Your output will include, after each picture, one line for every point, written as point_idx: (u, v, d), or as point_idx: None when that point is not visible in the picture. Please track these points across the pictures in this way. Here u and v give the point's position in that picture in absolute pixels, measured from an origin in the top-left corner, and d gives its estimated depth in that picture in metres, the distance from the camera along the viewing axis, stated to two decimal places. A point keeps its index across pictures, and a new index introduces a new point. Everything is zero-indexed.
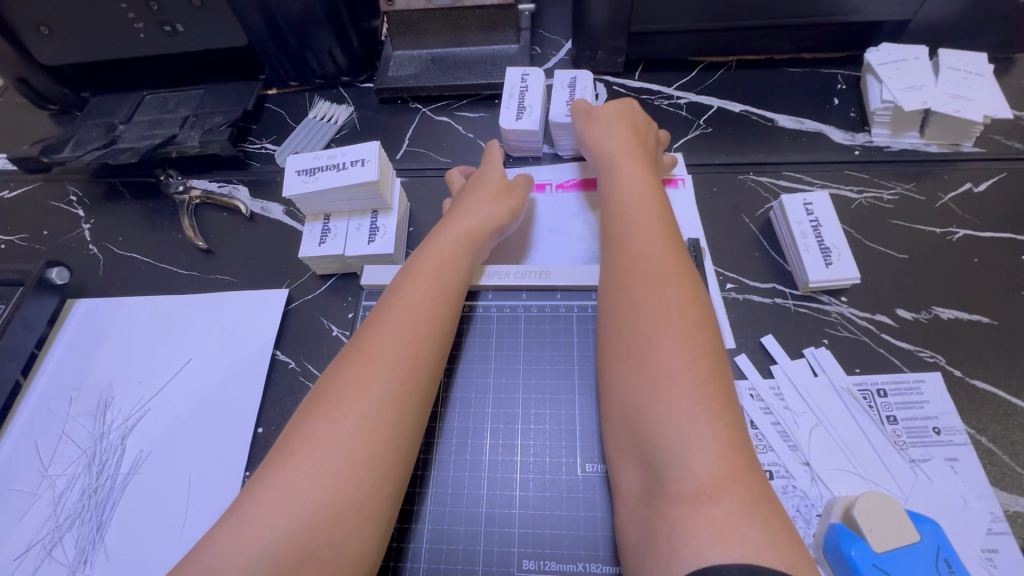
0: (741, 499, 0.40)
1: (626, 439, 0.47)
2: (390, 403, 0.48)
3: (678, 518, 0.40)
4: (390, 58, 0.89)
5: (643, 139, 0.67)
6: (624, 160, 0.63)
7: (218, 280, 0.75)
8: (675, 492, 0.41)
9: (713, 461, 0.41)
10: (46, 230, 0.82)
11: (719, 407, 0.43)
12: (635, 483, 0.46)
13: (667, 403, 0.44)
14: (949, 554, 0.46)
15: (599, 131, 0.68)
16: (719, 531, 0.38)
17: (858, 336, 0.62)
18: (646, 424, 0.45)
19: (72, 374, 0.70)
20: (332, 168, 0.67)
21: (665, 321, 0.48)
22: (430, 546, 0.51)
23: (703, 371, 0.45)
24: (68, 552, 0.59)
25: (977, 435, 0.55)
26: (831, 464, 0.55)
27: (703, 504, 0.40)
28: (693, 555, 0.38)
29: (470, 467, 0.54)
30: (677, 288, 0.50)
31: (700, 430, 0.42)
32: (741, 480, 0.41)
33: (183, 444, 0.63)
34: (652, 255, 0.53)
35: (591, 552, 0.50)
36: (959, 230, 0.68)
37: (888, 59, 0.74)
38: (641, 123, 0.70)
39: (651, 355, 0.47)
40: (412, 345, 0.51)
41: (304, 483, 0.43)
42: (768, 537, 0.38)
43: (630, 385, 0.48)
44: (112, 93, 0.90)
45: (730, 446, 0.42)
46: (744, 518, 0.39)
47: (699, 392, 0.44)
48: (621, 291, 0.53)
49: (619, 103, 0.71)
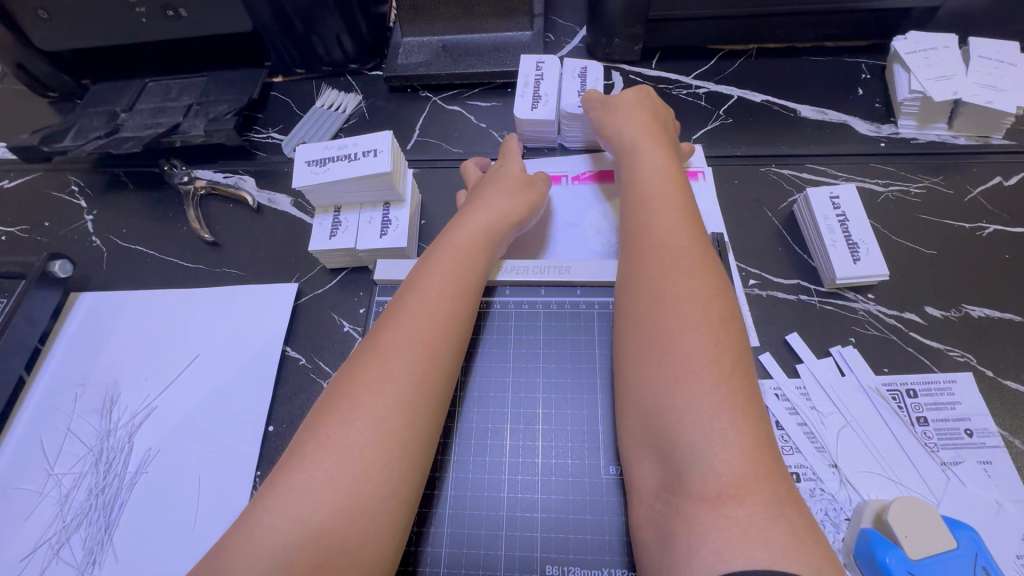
0: (766, 501, 0.37)
1: (642, 434, 0.44)
2: (404, 404, 0.46)
3: (697, 518, 0.37)
4: (399, 44, 0.86)
5: (663, 127, 0.65)
6: (643, 148, 0.60)
7: (225, 273, 0.73)
8: (695, 491, 0.38)
9: (737, 460, 0.38)
10: (47, 221, 0.80)
11: (744, 403, 0.40)
12: (651, 480, 0.43)
13: (689, 398, 0.41)
14: (988, 561, 0.45)
15: (616, 117, 0.65)
16: (742, 533, 0.36)
17: (886, 335, 0.60)
18: (664, 418, 0.42)
19: (77, 371, 0.68)
20: (344, 159, 0.65)
21: (686, 313, 0.45)
22: (449, 550, 0.50)
23: (727, 366, 0.42)
24: (76, 553, 0.57)
25: (1009, 437, 0.54)
26: (860, 467, 0.53)
27: (725, 504, 0.37)
28: (713, 558, 0.35)
29: (490, 469, 0.53)
30: (702, 279, 0.47)
31: (724, 427, 0.39)
32: (766, 481, 0.38)
33: (191, 442, 0.62)
34: (674, 244, 0.50)
35: (615, 557, 0.48)
36: (989, 226, 0.66)
37: (917, 47, 0.72)
38: (660, 111, 0.67)
39: (671, 347, 0.44)
40: (425, 343, 0.49)
41: (318, 488, 0.41)
42: (796, 541, 0.35)
43: (647, 377, 0.44)
44: (114, 80, 0.87)
45: (756, 444, 0.39)
46: (769, 521, 0.36)
47: (723, 388, 0.41)
48: (640, 281, 0.49)
49: (639, 90, 0.68)
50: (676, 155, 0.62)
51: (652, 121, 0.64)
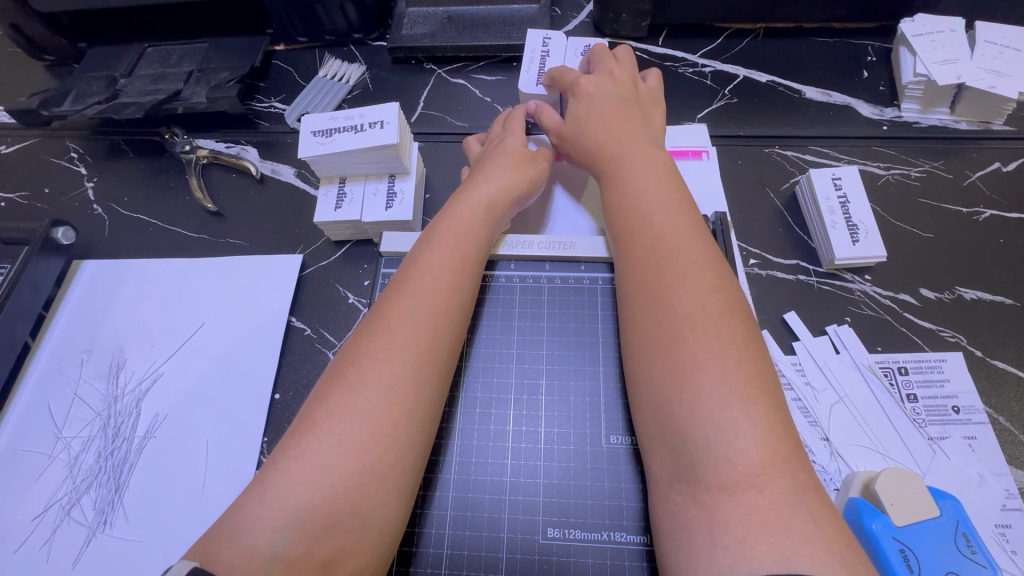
0: (785, 488, 0.38)
1: (649, 424, 0.45)
2: (416, 389, 0.47)
3: (717, 506, 0.39)
4: (404, 15, 0.85)
5: (639, 113, 0.62)
6: (629, 138, 0.59)
7: (228, 244, 0.73)
8: (713, 479, 0.39)
9: (754, 450, 0.39)
10: (47, 188, 0.80)
11: (754, 392, 0.41)
12: (664, 464, 0.44)
13: (696, 391, 0.42)
14: (968, 530, 0.47)
15: (595, 104, 0.63)
16: (764, 519, 0.37)
17: (880, 315, 0.62)
18: (673, 410, 0.43)
19: (84, 336, 0.69)
20: (349, 130, 0.65)
21: (691, 310, 0.46)
22: (454, 513, 0.51)
23: (734, 359, 0.43)
24: (87, 513, 0.59)
25: (994, 414, 0.56)
26: (849, 440, 0.56)
27: (743, 492, 0.38)
28: (737, 545, 0.37)
29: (494, 437, 0.54)
30: (709, 278, 0.48)
31: (736, 419, 0.40)
32: (784, 468, 0.39)
33: (199, 407, 0.63)
34: (679, 240, 0.50)
35: (615, 521, 0.50)
36: (986, 210, 0.67)
37: (923, 30, 0.72)
38: (624, 93, 0.64)
39: (676, 345, 0.45)
40: (432, 331, 0.49)
41: (328, 453, 0.43)
42: (816, 528, 0.37)
43: (654, 373, 0.45)
44: (110, 44, 0.85)
45: (772, 433, 0.40)
46: (790, 508, 0.38)
47: (732, 380, 0.42)
48: (645, 275, 0.50)
49: (603, 73, 0.66)
50: (657, 140, 0.61)
51: (627, 109, 0.62)
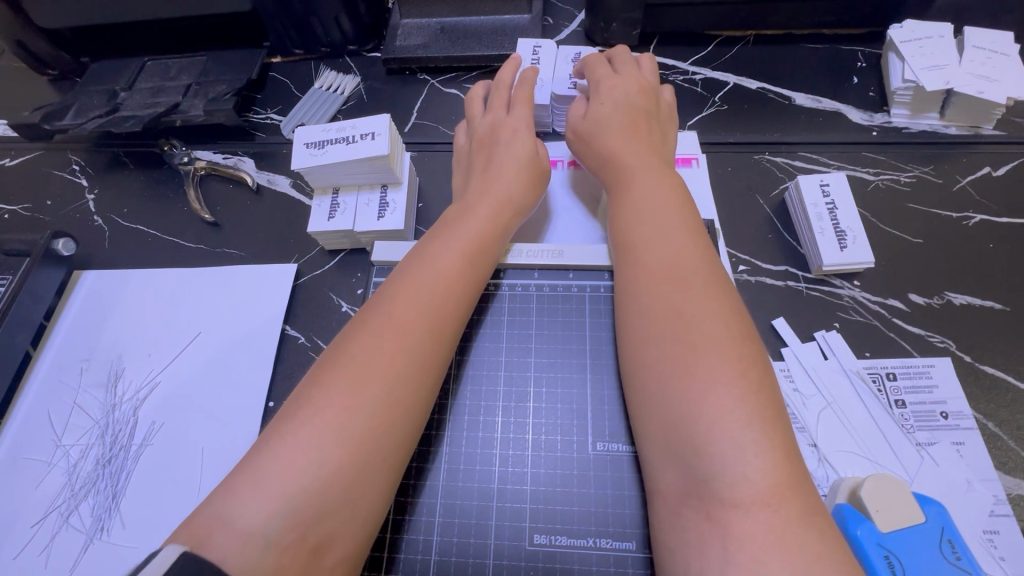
0: (799, 511, 0.39)
1: (660, 438, 0.45)
2: (417, 388, 0.48)
3: (730, 522, 0.39)
4: (398, 26, 0.87)
5: (652, 128, 0.64)
6: (642, 151, 0.60)
7: (225, 253, 0.74)
8: (726, 496, 0.40)
9: (770, 470, 0.40)
10: (50, 200, 0.81)
11: (770, 415, 0.42)
12: (674, 480, 0.43)
13: (716, 410, 0.42)
14: (954, 537, 0.47)
15: (614, 112, 0.63)
16: (779, 539, 0.38)
17: (869, 320, 0.62)
18: (690, 427, 0.43)
19: (83, 346, 0.70)
20: (342, 141, 0.66)
21: (713, 330, 0.46)
22: (442, 519, 0.52)
23: (754, 381, 0.43)
24: (85, 520, 0.60)
25: (984, 420, 0.56)
26: (838, 447, 0.56)
27: (760, 510, 0.39)
28: (751, 560, 0.37)
29: (482, 445, 0.55)
30: (726, 299, 0.48)
31: (755, 438, 0.41)
32: (798, 490, 0.40)
33: (194, 414, 0.64)
34: (687, 256, 0.51)
35: (603, 528, 0.51)
36: (976, 215, 0.67)
37: (912, 36, 0.72)
38: (645, 106, 0.65)
39: (695, 362, 0.45)
40: (439, 334, 0.51)
41: (327, 443, 0.43)
42: (826, 547, 0.37)
43: (669, 387, 0.45)
44: (111, 59, 0.87)
45: (786, 457, 0.41)
46: (804, 528, 0.38)
47: (750, 401, 0.42)
48: (658, 286, 0.50)
49: (632, 83, 0.66)
50: (669, 159, 0.62)
51: (648, 122, 0.64)
